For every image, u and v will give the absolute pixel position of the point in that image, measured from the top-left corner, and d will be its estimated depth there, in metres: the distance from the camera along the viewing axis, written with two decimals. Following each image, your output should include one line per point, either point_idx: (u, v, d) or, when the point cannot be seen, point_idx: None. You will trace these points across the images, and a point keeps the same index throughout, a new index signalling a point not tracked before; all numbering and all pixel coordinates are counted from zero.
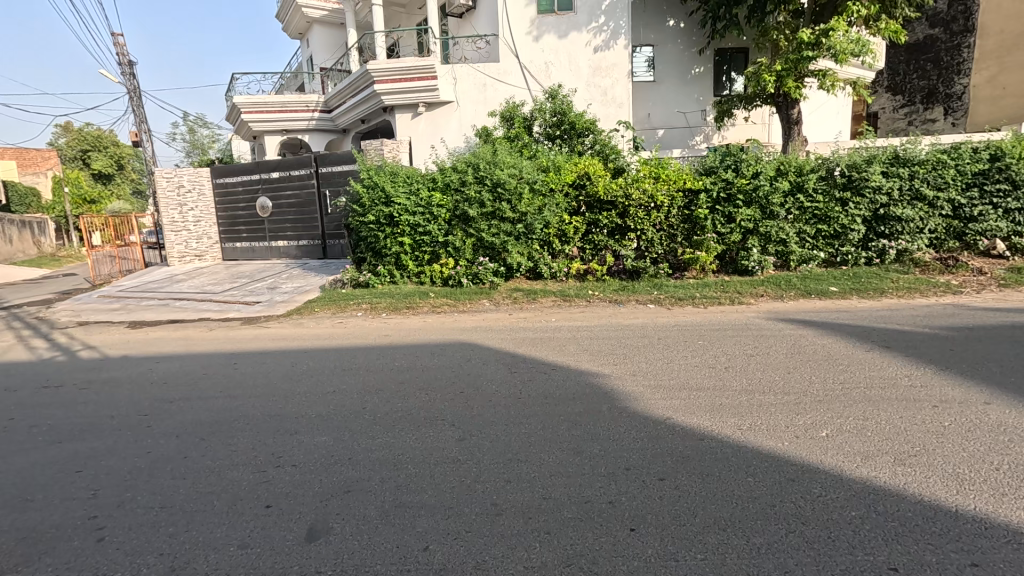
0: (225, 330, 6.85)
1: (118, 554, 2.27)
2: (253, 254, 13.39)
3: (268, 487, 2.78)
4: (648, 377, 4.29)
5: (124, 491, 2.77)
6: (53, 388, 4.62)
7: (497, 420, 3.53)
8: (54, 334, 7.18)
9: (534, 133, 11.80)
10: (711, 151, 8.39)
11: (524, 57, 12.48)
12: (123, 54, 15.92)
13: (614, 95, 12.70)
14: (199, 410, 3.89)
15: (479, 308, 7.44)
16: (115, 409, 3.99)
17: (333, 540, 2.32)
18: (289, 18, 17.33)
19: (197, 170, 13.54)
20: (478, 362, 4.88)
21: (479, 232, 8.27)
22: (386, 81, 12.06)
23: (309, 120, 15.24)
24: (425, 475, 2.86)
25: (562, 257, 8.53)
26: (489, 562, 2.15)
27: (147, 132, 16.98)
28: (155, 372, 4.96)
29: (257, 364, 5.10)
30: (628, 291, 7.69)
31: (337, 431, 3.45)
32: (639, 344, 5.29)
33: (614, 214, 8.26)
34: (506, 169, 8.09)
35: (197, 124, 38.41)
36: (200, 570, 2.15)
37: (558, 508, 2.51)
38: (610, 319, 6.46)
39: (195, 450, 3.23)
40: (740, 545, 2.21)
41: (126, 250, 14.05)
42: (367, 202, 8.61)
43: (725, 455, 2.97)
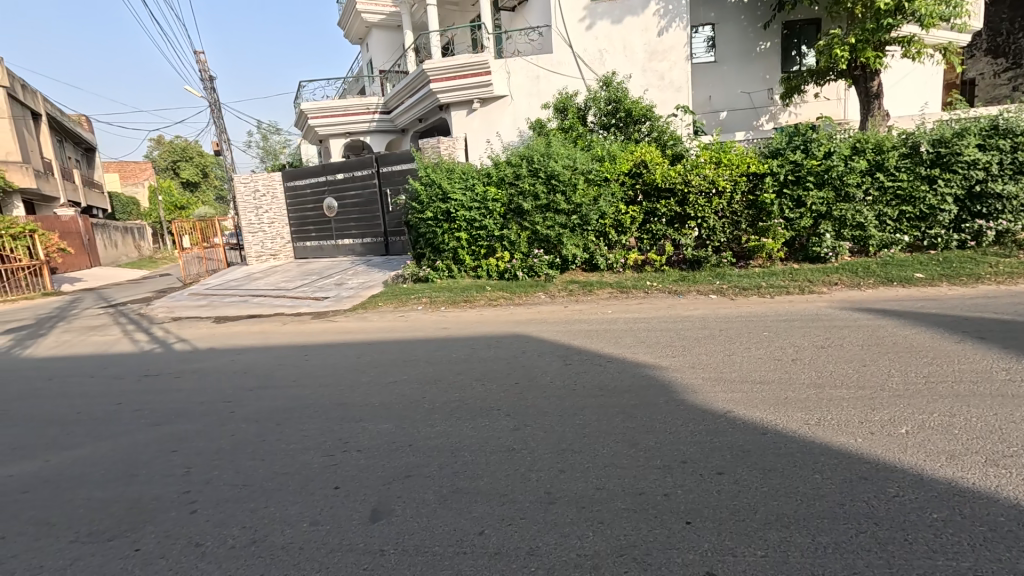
0: (297, 325, 7.31)
1: (207, 525, 2.52)
2: (322, 252, 14.17)
3: (336, 469, 2.97)
4: (708, 369, 4.16)
5: (212, 469, 3.06)
6: (152, 376, 5.15)
7: (552, 410, 3.57)
8: (153, 329, 7.98)
9: (589, 123, 11.64)
10: (777, 131, 7.93)
11: (578, 46, 12.29)
12: (204, 70, 17.25)
13: (671, 79, 12.29)
14: (275, 397, 4.20)
15: (534, 301, 7.49)
16: (204, 395, 4.40)
17: (395, 522, 2.45)
18: (350, 24, 18.00)
19: (270, 175, 14.50)
20: (533, 353, 4.93)
21: (534, 225, 8.29)
22: (441, 80, 12.29)
23: (370, 122, 15.86)
24: (481, 462, 2.95)
25: (618, 248, 8.41)
26: (542, 549, 2.19)
27: (226, 142, 18.34)
28: (237, 363, 5.40)
29: (326, 356, 5.42)
30: (689, 282, 7.45)
31: (399, 419, 3.61)
32: (699, 335, 5.13)
33: (673, 202, 8.00)
34: (560, 161, 8.05)
35: (269, 132, 40.81)
36: (277, 544, 2.34)
37: (611, 498, 2.51)
38: (668, 311, 6.29)
39: (272, 434, 3.50)
40: (803, 543, 2.12)
41: (211, 251, 15.32)
42: (425, 199, 8.84)
43: (791, 451, 2.83)
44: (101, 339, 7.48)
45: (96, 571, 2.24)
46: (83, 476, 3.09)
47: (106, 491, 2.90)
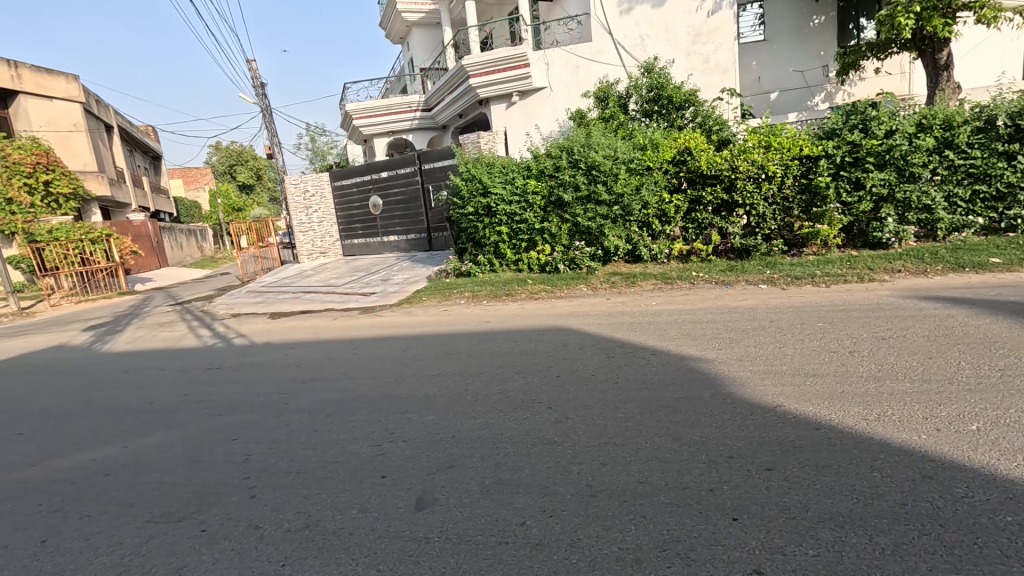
0: (346, 320, 7.57)
1: (266, 509, 2.67)
2: (368, 249, 14.59)
3: (383, 459, 3.07)
4: (757, 362, 4.01)
5: (269, 457, 3.23)
6: (215, 369, 5.49)
7: (593, 404, 3.55)
8: (215, 324, 8.49)
9: (630, 110, 11.39)
10: (832, 110, 7.47)
11: (618, 32, 12.02)
12: (255, 77, 18.04)
13: (717, 61, 11.83)
14: (326, 390, 4.39)
15: (576, 293, 7.44)
16: (262, 387, 4.65)
17: (439, 511, 2.51)
18: (391, 24, 18.32)
19: (319, 176, 15.04)
20: (574, 346, 4.91)
21: (574, 217, 8.21)
22: (480, 74, 12.33)
23: (412, 120, 16.14)
24: (523, 454, 2.98)
25: (662, 238, 8.23)
26: (583, 541, 2.20)
27: (277, 145, 19.13)
28: (291, 357, 5.66)
29: (373, 350, 5.59)
30: (737, 272, 7.19)
31: (442, 411, 3.69)
32: (747, 327, 4.95)
33: (719, 189, 7.72)
34: (601, 151, 7.91)
35: (318, 134, 42.15)
36: (329, 528, 2.46)
37: (654, 493, 2.48)
38: (715, 302, 6.08)
39: (323, 425, 3.66)
40: (860, 543, 2.02)
41: (266, 250, 16.07)
42: (466, 194, 8.91)
43: (846, 447, 2.70)
44: (169, 334, 8.03)
45: (168, 548, 2.43)
46: (155, 461, 3.34)
47: (176, 475, 3.12)
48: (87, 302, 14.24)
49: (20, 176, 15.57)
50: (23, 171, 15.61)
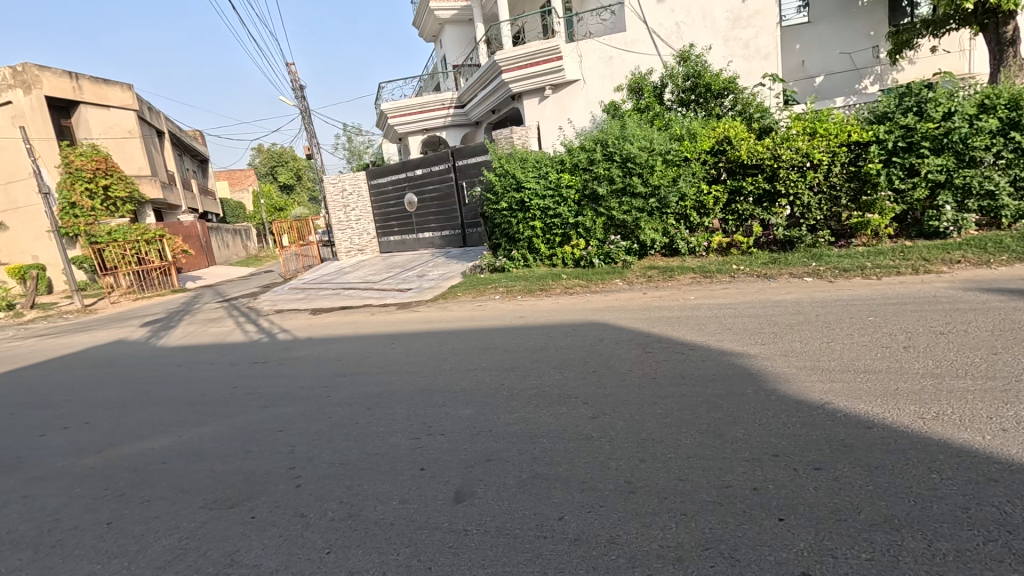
0: (384, 315, 7.72)
1: (311, 498, 2.76)
2: (404, 245, 14.83)
3: (422, 452, 3.12)
4: (803, 358, 3.86)
5: (313, 448, 3.34)
6: (261, 363, 5.71)
7: (631, 399, 3.51)
8: (260, 320, 8.82)
9: (666, 100, 11.11)
10: (883, 93, 7.09)
11: (654, 21, 11.76)
12: (294, 80, 18.56)
13: (758, 46, 11.47)
14: (366, 383, 4.50)
15: (612, 288, 7.36)
16: (305, 381, 4.81)
17: (477, 504, 2.54)
18: (424, 23, 18.49)
19: (356, 175, 15.37)
20: (611, 341, 4.85)
21: (609, 210, 8.11)
22: (513, 69, 12.28)
23: (445, 117, 16.27)
24: (560, 449, 2.97)
25: (701, 231, 8.03)
26: (622, 537, 2.17)
27: (316, 146, 19.65)
28: (332, 351, 5.83)
29: (410, 345, 5.69)
30: (780, 264, 6.93)
31: (479, 405, 3.72)
32: (791, 321, 4.77)
33: (761, 179, 7.45)
34: (636, 143, 7.77)
35: (354, 133, 43.03)
36: (371, 518, 2.52)
37: (694, 491, 2.42)
38: (757, 296, 5.89)
39: (363, 418, 3.75)
40: (918, 548, 1.92)
41: (307, 248, 16.58)
42: (500, 189, 8.92)
43: (903, 447, 2.56)
44: (218, 330, 8.40)
45: (221, 533, 2.54)
46: (208, 450, 3.51)
47: (227, 464, 3.27)
48: (143, 300, 15.03)
49: (83, 181, 16.81)
50: (84, 176, 16.77)
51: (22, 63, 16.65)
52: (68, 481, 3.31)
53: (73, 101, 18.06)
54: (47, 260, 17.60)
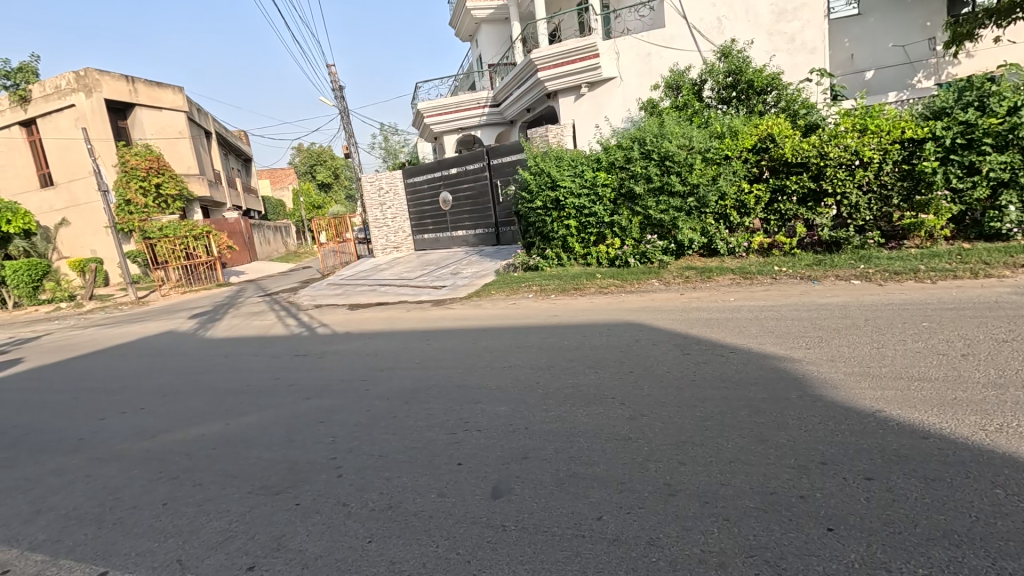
0: (420, 312, 7.83)
1: (353, 487, 2.84)
2: (439, 243, 15.01)
3: (460, 447, 3.16)
4: (851, 363, 3.71)
5: (352, 440, 3.42)
6: (301, 356, 5.88)
7: (669, 401, 3.45)
8: (300, 315, 9.10)
9: (705, 97, 10.85)
10: (941, 87, 6.72)
11: (694, 16, 11.50)
12: (334, 81, 19.02)
13: (804, 40, 11.14)
14: (403, 378, 4.59)
15: (647, 288, 7.25)
16: (344, 374, 4.93)
17: (515, 500, 2.55)
18: (461, 22, 18.64)
19: (392, 174, 15.63)
20: (647, 342, 4.78)
21: (646, 210, 8.01)
22: (549, 68, 12.25)
23: (480, 116, 16.37)
24: (597, 449, 2.95)
25: (740, 231, 7.85)
26: (663, 540, 2.15)
27: (354, 145, 20.08)
28: (369, 346, 5.95)
29: (445, 341, 5.76)
30: (825, 266, 6.69)
31: (515, 402, 3.74)
32: (838, 325, 4.59)
33: (806, 178, 7.19)
34: (675, 141, 7.62)
35: (391, 133, 43.72)
36: (410, 510, 2.57)
37: (738, 496, 2.37)
38: (801, 298, 5.71)
39: (402, 412, 3.82)
40: (980, 566, 1.82)
41: (344, 245, 17.00)
42: (535, 187, 8.90)
43: (963, 459, 2.44)
44: (261, 323, 8.72)
45: (269, 518, 2.64)
46: (255, 438, 3.65)
47: (272, 452, 3.39)
48: (191, 293, 15.73)
49: (137, 180, 17.67)
50: (138, 175, 17.66)
51: (84, 68, 17.65)
52: (127, 462, 3.50)
53: (129, 103, 19.01)
54: (105, 255, 18.64)
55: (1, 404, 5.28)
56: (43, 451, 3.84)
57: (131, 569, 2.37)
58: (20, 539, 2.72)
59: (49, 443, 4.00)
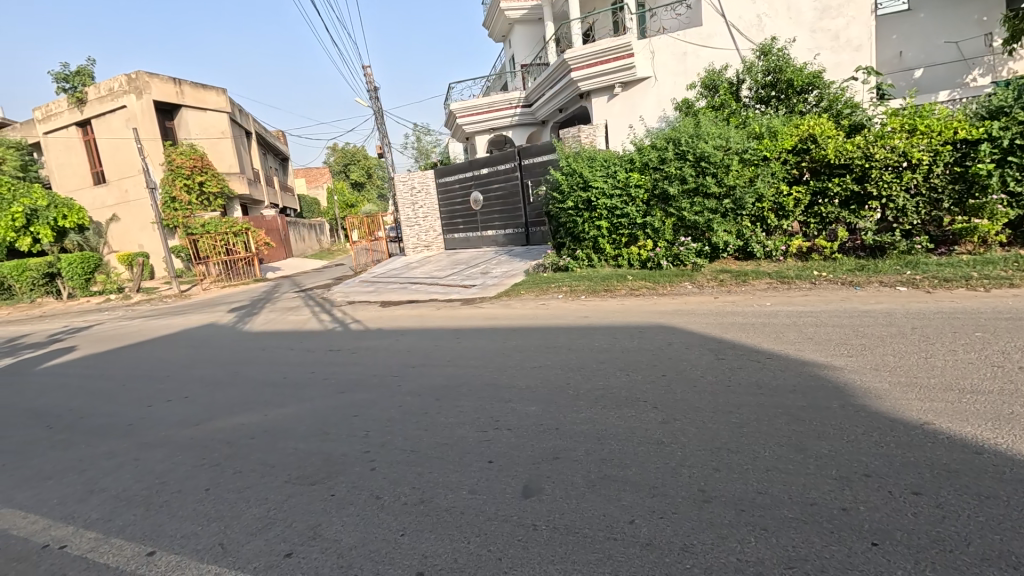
0: (450, 310, 7.90)
1: (386, 481, 2.89)
2: (469, 243, 15.11)
3: (490, 445, 3.18)
4: (897, 373, 3.56)
5: (385, 434, 3.48)
6: (335, 351, 6.03)
7: (704, 406, 3.39)
8: (334, 310, 9.32)
9: (743, 97, 10.59)
10: (999, 85, 6.36)
11: (733, 14, 11.24)
12: (369, 83, 19.38)
13: (848, 37, 10.78)
14: (434, 375, 4.64)
15: (680, 291, 7.14)
16: (376, 370, 5.03)
17: (546, 500, 2.55)
18: (494, 23, 18.71)
19: (424, 173, 15.81)
20: (680, 346, 4.70)
21: (680, 211, 7.88)
22: (582, 68, 12.18)
23: (512, 116, 16.40)
24: (629, 452, 2.92)
25: (778, 234, 7.66)
26: (697, 546, 2.11)
27: (387, 145, 20.41)
28: (401, 343, 6.04)
29: (475, 340, 5.79)
30: (869, 271, 6.44)
31: (546, 402, 3.74)
32: (882, 333, 4.41)
33: (849, 180, 6.92)
34: (711, 141, 7.48)
35: (424, 133, 44.19)
36: (442, 505, 2.60)
37: (776, 505, 2.31)
38: (842, 304, 5.51)
39: (433, 408, 3.87)
40: None
41: (376, 244, 17.29)
42: (566, 188, 8.86)
43: (1021, 478, 2.30)
44: (296, 318, 8.96)
45: (305, 507, 2.72)
46: (291, 430, 3.75)
47: (308, 444, 3.48)
48: (230, 288, 16.29)
49: (182, 178, 18.41)
50: (183, 173, 18.40)
51: (136, 70, 18.46)
52: (173, 448, 3.66)
53: (176, 105, 19.80)
54: (151, 250, 19.49)
55: (58, 389, 5.58)
56: (97, 435, 4.05)
57: (177, 550, 2.47)
58: (76, 517, 2.87)
59: (101, 428, 4.21)
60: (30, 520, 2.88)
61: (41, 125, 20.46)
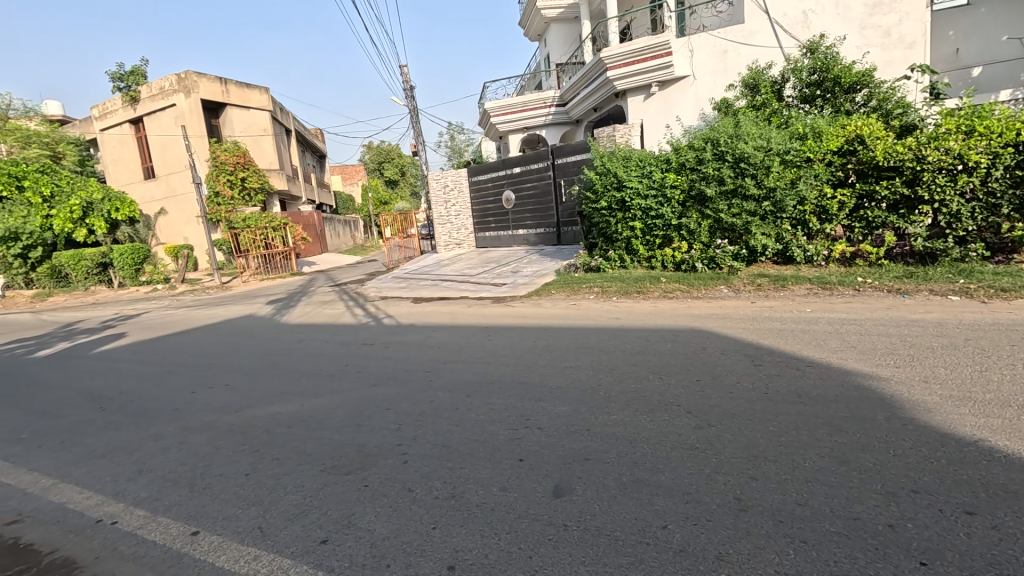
0: (480, 308, 7.96)
1: (418, 474, 2.93)
2: (500, 241, 15.15)
3: (521, 443, 3.19)
4: (948, 387, 3.39)
5: (417, 429, 3.53)
6: (369, 345, 6.15)
7: (739, 413, 3.31)
8: (367, 305, 9.50)
9: (786, 97, 10.27)
10: None
11: (777, 11, 10.92)
12: (405, 82, 19.65)
13: (901, 34, 10.35)
14: (465, 372, 4.68)
15: (715, 294, 7.00)
16: (408, 364, 5.11)
17: (577, 501, 2.54)
18: (530, 22, 18.71)
19: (457, 172, 15.94)
20: (716, 351, 4.59)
21: (717, 213, 7.71)
22: (619, 67, 12.05)
23: (546, 115, 16.34)
24: (661, 456, 2.88)
25: (820, 238, 7.42)
26: (733, 556, 2.06)
27: (421, 144, 20.64)
28: (432, 339, 6.11)
29: (506, 338, 5.80)
30: (918, 279, 6.15)
31: (577, 403, 3.72)
32: (933, 344, 4.21)
33: (899, 182, 6.61)
34: (751, 142, 7.29)
35: (457, 132, 44.41)
36: (473, 500, 2.62)
37: (817, 518, 2.23)
38: (889, 313, 5.28)
39: (464, 404, 3.90)
40: None
41: (409, 241, 17.54)
42: (600, 188, 8.78)
43: None
44: (331, 312, 9.18)
45: (340, 496, 2.78)
46: (326, 420, 3.84)
47: (342, 435, 3.56)
48: (268, 281, 16.81)
49: (225, 173, 19.12)
50: (227, 169, 19.10)
51: (186, 70, 19.25)
52: (217, 433, 3.81)
53: (221, 103, 20.54)
54: (195, 242, 20.30)
55: (110, 372, 5.89)
56: (145, 417, 4.25)
57: (219, 531, 2.57)
58: (126, 494, 3.02)
59: (149, 411, 4.42)
60: (86, 495, 3.05)
61: (98, 123, 21.57)
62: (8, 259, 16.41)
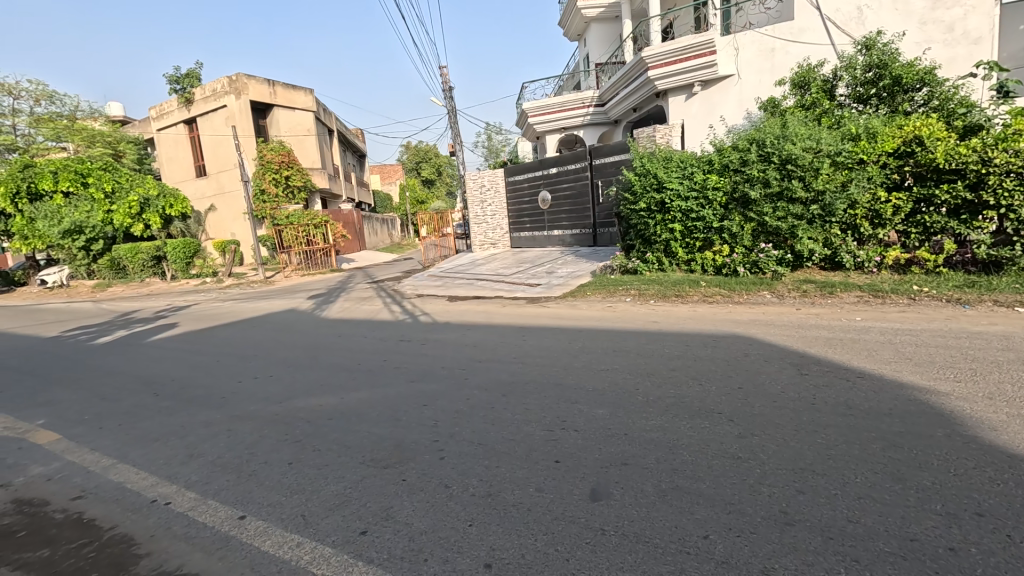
0: (515, 308, 7.95)
1: (454, 471, 2.96)
2: (535, 242, 15.12)
3: (557, 445, 3.17)
4: (1016, 404, 3.17)
5: (453, 426, 3.56)
6: (406, 341, 6.25)
7: (785, 423, 3.19)
8: (404, 303, 9.65)
9: (838, 96, 9.85)
10: None
11: (829, 6, 10.51)
12: (445, 83, 19.87)
13: (966, 29, 9.84)
14: (501, 371, 4.69)
15: (757, 300, 6.79)
16: (444, 362, 5.16)
17: (614, 505, 2.50)
18: (570, 22, 18.61)
19: (494, 172, 15.99)
20: (759, 358, 4.44)
21: (761, 216, 7.48)
22: (660, 66, 11.86)
23: (584, 115, 16.20)
24: (702, 464, 2.81)
25: (872, 243, 7.08)
26: (779, 569, 2.00)
27: (458, 143, 20.81)
28: (468, 337, 6.15)
29: (541, 339, 5.78)
30: (981, 289, 5.80)
31: (614, 406, 3.67)
32: (998, 359, 3.94)
33: (961, 186, 6.23)
34: (799, 143, 7.05)
35: (495, 132, 44.51)
36: (509, 500, 2.62)
37: (869, 537, 2.13)
38: (947, 323, 5.01)
39: (500, 404, 3.91)
40: None
41: (444, 240, 17.73)
42: (639, 189, 8.63)
43: None
44: (368, 308, 9.36)
45: (379, 489, 2.83)
46: (365, 414, 3.92)
47: (381, 429, 3.63)
48: (309, 276, 17.35)
49: (271, 171, 19.80)
50: (272, 167, 19.80)
51: (236, 72, 20.01)
52: (261, 422, 3.94)
53: (268, 104, 21.26)
54: (241, 237, 21.11)
55: (164, 360, 6.19)
56: (196, 404, 4.45)
57: (264, 517, 2.66)
58: (179, 477, 3.16)
59: (199, 398, 4.62)
60: (142, 476, 3.22)
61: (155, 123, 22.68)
62: (73, 251, 17.49)
